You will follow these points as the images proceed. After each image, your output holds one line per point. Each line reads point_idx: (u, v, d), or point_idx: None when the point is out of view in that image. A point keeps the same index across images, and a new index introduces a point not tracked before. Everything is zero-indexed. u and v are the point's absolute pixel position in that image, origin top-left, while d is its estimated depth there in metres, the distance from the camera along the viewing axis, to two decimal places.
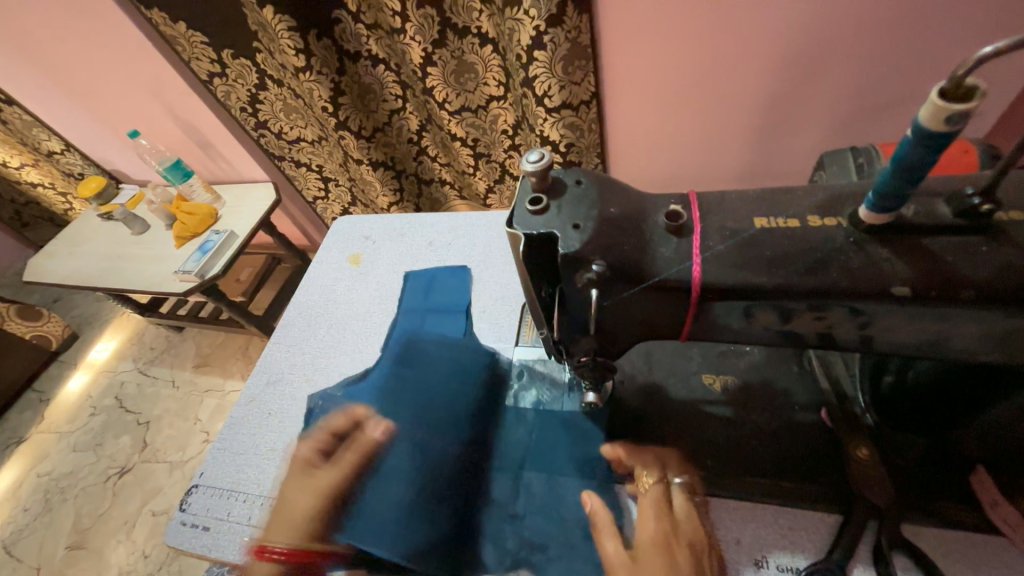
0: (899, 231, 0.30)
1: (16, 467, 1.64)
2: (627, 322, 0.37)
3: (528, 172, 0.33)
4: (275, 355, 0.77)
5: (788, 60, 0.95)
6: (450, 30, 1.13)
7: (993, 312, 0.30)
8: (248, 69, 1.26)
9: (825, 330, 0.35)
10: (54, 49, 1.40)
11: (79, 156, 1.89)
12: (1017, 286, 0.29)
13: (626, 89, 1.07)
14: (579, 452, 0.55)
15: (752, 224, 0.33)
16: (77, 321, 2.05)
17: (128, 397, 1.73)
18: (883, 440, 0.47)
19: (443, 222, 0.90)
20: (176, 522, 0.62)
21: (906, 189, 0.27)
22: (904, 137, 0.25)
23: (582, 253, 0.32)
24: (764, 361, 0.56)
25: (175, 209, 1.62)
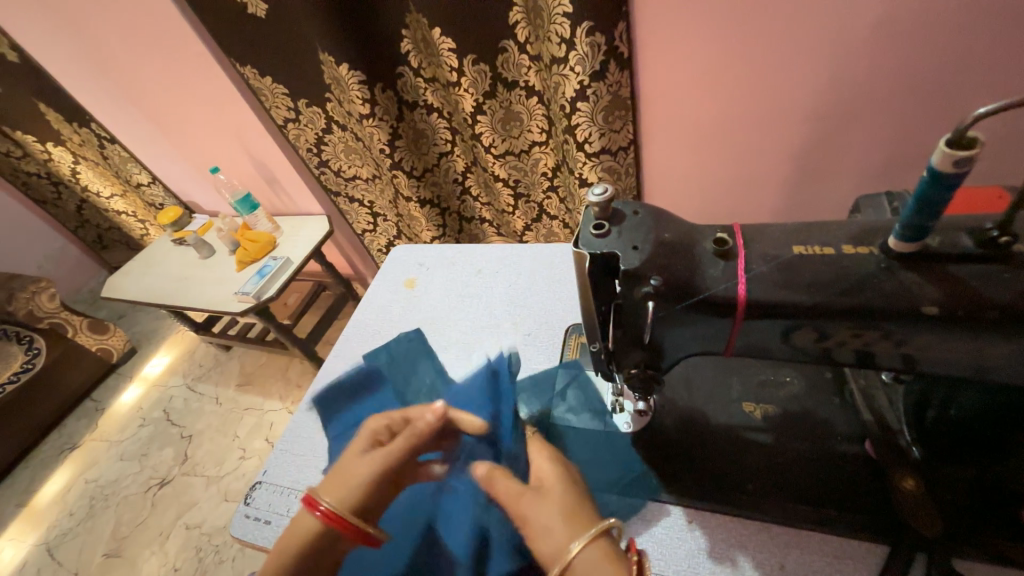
0: (924, 258, 0.34)
1: (65, 472, 1.79)
2: (672, 337, 0.41)
3: (592, 203, 0.39)
4: (332, 368, 0.84)
5: (818, 112, 1.01)
6: (500, 84, 1.25)
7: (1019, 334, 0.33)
8: (319, 116, 1.43)
9: (860, 348, 0.38)
10: (159, 98, 1.63)
11: (161, 188, 2.13)
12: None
13: (662, 136, 1.15)
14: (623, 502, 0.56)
15: (790, 251, 0.37)
16: (136, 337, 2.26)
17: (175, 410, 1.91)
18: (928, 473, 0.48)
19: (490, 252, 0.97)
20: (241, 515, 0.68)
21: (928, 222, 0.31)
22: (921, 178, 0.29)
23: (639, 270, 0.37)
24: (804, 391, 0.58)
25: (240, 236, 1.79)
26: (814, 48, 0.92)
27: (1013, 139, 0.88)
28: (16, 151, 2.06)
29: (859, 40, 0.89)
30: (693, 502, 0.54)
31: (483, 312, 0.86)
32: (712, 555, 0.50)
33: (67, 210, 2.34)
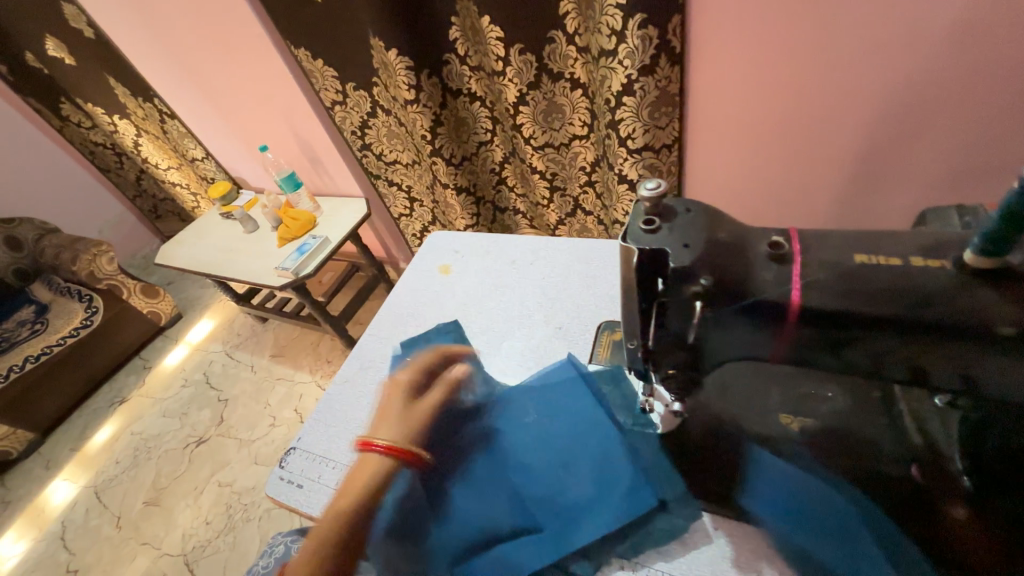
0: (1008, 277, 0.31)
1: (114, 424, 1.94)
2: (716, 340, 0.40)
3: (643, 197, 0.38)
4: (367, 345, 0.88)
5: (881, 119, 0.96)
6: (545, 74, 1.24)
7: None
8: (365, 99, 1.46)
9: (919, 369, 0.36)
10: (217, 77, 1.71)
11: (213, 164, 2.24)
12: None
13: (708, 135, 1.11)
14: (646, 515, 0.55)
15: (852, 259, 0.35)
16: (183, 303, 2.41)
17: (213, 374, 2.03)
18: (980, 504, 0.46)
19: (526, 243, 0.97)
20: (275, 476, 0.72)
21: (1016, 236, 0.28)
22: (1010, 191, 0.27)
23: (691, 268, 0.36)
24: (848, 409, 0.55)
25: (283, 213, 1.87)
26: (887, 47, 0.86)
27: None
28: (86, 121, 2.23)
29: (933, 42, 0.83)
30: (721, 511, 0.54)
31: (514, 302, 0.86)
32: (736, 565, 0.51)
33: (128, 179, 2.49)
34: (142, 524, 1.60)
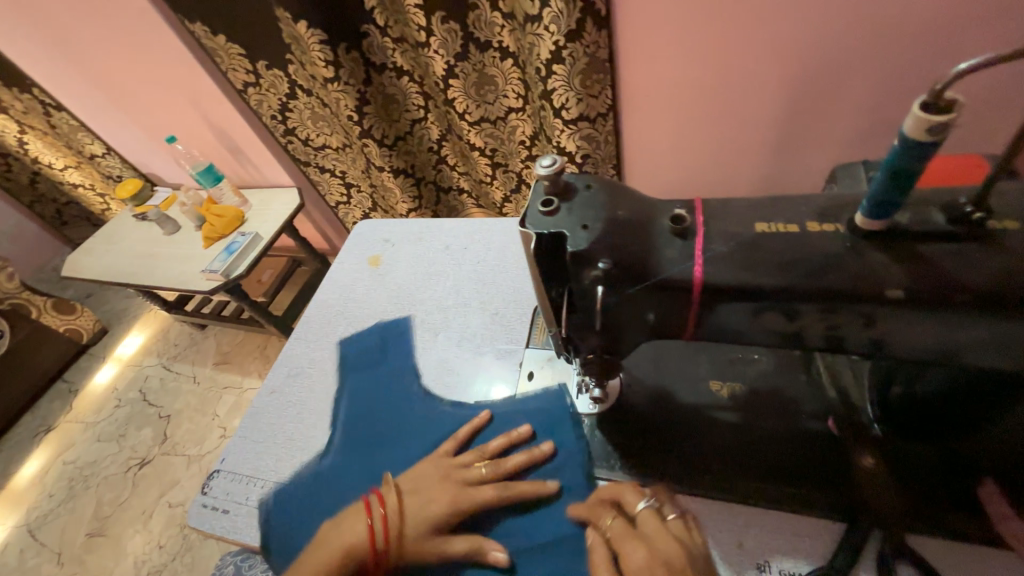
0: (893, 236, 0.31)
1: (42, 455, 1.77)
2: (632, 319, 0.38)
3: (541, 176, 0.35)
4: (294, 350, 0.81)
5: (804, 78, 0.96)
6: (472, 44, 1.17)
7: (971, 316, 0.31)
8: (280, 79, 1.32)
9: (830, 332, 0.35)
10: (102, 59, 1.50)
11: (118, 160, 2.00)
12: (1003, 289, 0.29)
13: (641, 102, 1.09)
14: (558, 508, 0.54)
15: (752, 229, 0.34)
16: (106, 316, 2.19)
17: (151, 391, 1.87)
18: (890, 451, 0.47)
19: (459, 227, 0.92)
20: (197, 504, 0.65)
21: (897, 197, 0.28)
22: (892, 147, 0.26)
23: (588, 251, 0.34)
24: (773, 369, 0.56)
25: (204, 210, 1.70)
26: (803, 3, 0.86)
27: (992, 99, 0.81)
28: None
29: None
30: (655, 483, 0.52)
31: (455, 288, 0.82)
32: None
33: (19, 182, 2.19)
34: (87, 558, 1.48)
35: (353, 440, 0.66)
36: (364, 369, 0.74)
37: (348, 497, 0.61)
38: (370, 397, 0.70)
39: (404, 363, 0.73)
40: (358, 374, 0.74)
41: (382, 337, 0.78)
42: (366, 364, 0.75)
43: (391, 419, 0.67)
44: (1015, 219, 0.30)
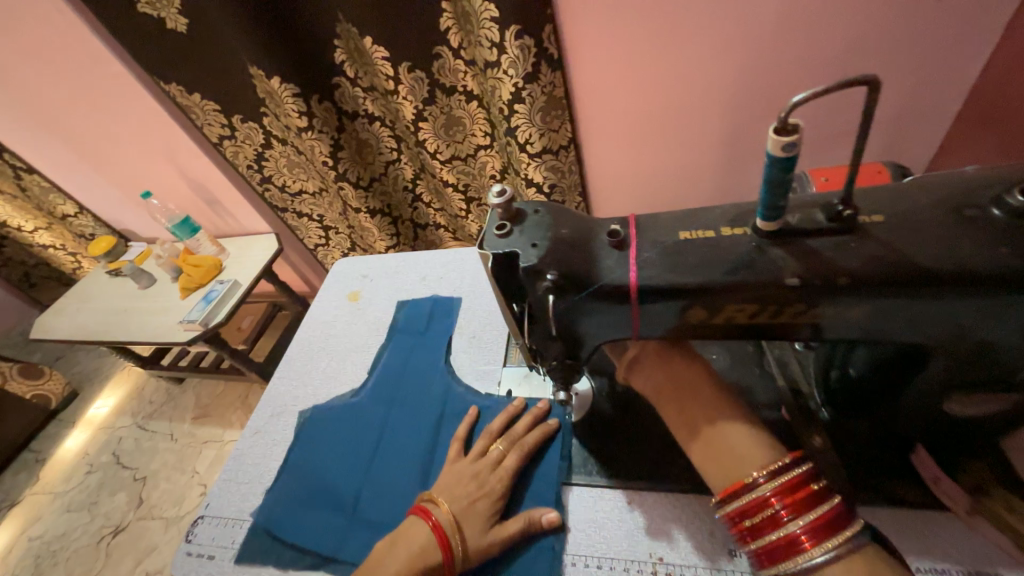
0: (788, 234, 0.37)
1: (7, 532, 1.66)
2: (585, 324, 0.42)
3: (494, 204, 0.41)
4: (277, 390, 0.82)
5: (739, 105, 1.06)
6: (438, 90, 1.25)
7: (862, 297, 0.36)
8: (256, 131, 1.37)
9: (752, 322, 0.40)
10: (78, 122, 1.54)
11: (90, 218, 2.00)
12: (878, 271, 0.35)
13: (598, 134, 1.18)
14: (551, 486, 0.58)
15: (677, 237, 0.39)
16: (77, 378, 2.12)
17: (125, 452, 1.80)
18: (835, 431, 0.51)
19: (434, 259, 0.96)
20: (181, 553, 0.65)
21: (781, 201, 0.33)
22: (766, 163, 0.31)
23: (539, 266, 0.38)
24: (729, 364, 0.60)
25: (182, 261, 1.70)
26: (729, 42, 0.96)
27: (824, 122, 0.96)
28: None
29: (763, 36, 0.94)
30: (631, 483, 0.55)
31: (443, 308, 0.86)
32: (650, 532, 0.52)
33: None
34: None
35: (376, 391, 0.76)
36: (407, 333, 0.83)
37: (348, 439, 0.70)
38: (404, 359, 0.79)
39: (440, 338, 0.81)
40: (402, 336, 0.83)
41: (432, 308, 0.87)
42: (409, 330, 0.83)
43: (413, 380, 0.75)
44: (881, 214, 0.37)
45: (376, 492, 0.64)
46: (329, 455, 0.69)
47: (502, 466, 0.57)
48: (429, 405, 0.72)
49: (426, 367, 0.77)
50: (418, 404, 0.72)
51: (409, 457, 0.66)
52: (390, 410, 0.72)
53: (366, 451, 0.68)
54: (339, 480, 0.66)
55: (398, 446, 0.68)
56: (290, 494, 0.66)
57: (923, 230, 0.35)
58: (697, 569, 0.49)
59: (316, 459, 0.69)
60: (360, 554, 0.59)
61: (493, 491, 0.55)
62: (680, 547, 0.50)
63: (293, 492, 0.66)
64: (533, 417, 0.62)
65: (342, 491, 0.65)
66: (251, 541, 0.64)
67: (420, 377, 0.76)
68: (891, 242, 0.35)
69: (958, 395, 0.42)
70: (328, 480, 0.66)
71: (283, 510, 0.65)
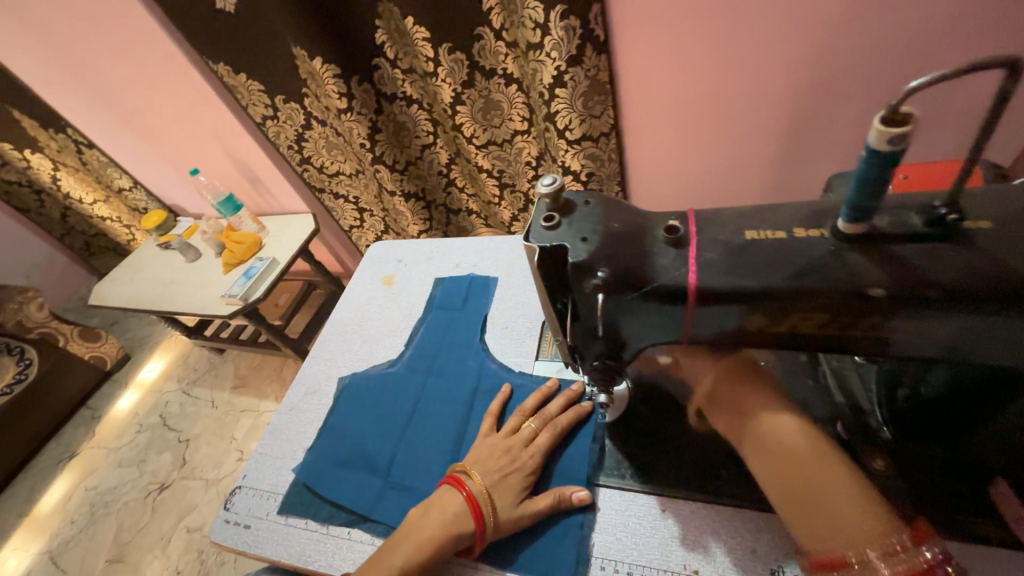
0: (873, 239, 0.33)
1: (67, 480, 1.81)
2: (631, 324, 0.40)
3: (542, 194, 0.38)
4: (312, 368, 0.84)
5: (800, 93, 0.98)
6: (477, 72, 1.22)
7: (956, 313, 0.32)
8: (298, 112, 1.39)
9: (819, 333, 0.36)
10: (134, 100, 1.60)
11: (144, 193, 2.10)
12: (979, 286, 0.31)
13: (642, 121, 1.13)
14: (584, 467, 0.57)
15: (741, 236, 0.36)
16: (130, 343, 2.26)
17: (171, 415, 1.91)
18: (899, 454, 0.47)
19: (468, 246, 0.95)
20: (220, 520, 0.67)
21: (871, 202, 0.30)
22: (860, 158, 0.28)
23: (588, 261, 0.36)
24: (780, 374, 0.56)
25: (225, 238, 1.77)
26: (793, 23, 0.89)
27: (932, 111, 0.85)
28: None
29: (833, 17, 0.87)
30: (667, 491, 0.53)
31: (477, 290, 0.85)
32: (685, 543, 0.50)
33: (53, 217, 2.30)
34: None
35: (412, 363, 0.77)
36: (444, 309, 0.83)
37: (385, 407, 0.72)
38: (440, 333, 0.79)
39: (476, 315, 0.80)
40: (439, 312, 0.83)
41: (468, 286, 0.87)
42: (446, 306, 0.84)
43: (449, 354, 0.76)
44: (986, 220, 0.32)
45: (410, 459, 0.65)
46: (367, 421, 0.71)
47: (535, 443, 0.58)
48: (461, 379, 0.72)
49: (460, 343, 0.77)
50: (452, 378, 0.72)
51: (442, 428, 0.67)
52: (424, 382, 0.73)
53: (400, 419, 0.70)
54: (376, 445, 0.68)
55: (431, 416, 0.69)
56: (331, 454, 0.69)
57: None
58: None
59: (353, 425, 0.71)
60: (393, 516, 0.60)
61: (525, 466, 0.56)
62: (717, 562, 0.48)
63: (333, 453, 0.69)
64: (568, 398, 0.62)
65: (378, 455, 0.67)
66: (288, 504, 0.66)
67: (454, 352, 0.76)
68: (998, 253, 0.31)
69: None
70: (363, 446, 0.68)
71: (320, 473, 0.67)
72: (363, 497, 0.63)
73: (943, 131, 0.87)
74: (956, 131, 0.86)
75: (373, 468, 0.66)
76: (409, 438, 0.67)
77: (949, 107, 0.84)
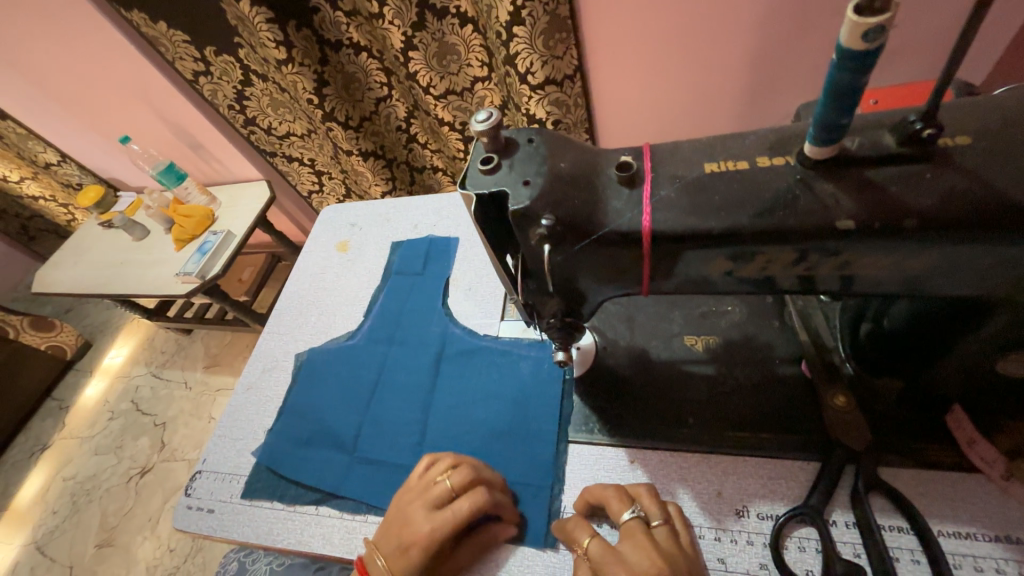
0: (842, 162, 0.30)
1: (41, 473, 1.75)
2: (589, 276, 0.37)
3: (478, 132, 0.33)
4: (269, 344, 0.79)
5: (772, 20, 0.92)
6: (428, 11, 1.10)
7: (929, 243, 0.29)
8: (232, 66, 1.24)
9: (787, 273, 0.34)
10: (39, 58, 1.40)
11: (75, 166, 1.90)
12: (957, 210, 0.28)
13: (609, 59, 1.05)
14: (552, 427, 0.57)
15: (701, 169, 0.32)
16: (88, 330, 2.13)
17: (143, 400, 1.84)
18: (860, 388, 0.47)
19: (427, 204, 0.89)
20: (182, 507, 0.65)
21: (843, 118, 0.26)
22: (831, 63, 0.24)
23: (532, 208, 0.32)
24: (745, 318, 0.55)
25: (172, 212, 1.63)
26: None
27: (907, 28, 0.80)
28: None
29: None
30: (635, 442, 0.52)
31: (437, 253, 0.80)
32: None
33: None
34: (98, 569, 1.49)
35: (374, 333, 0.73)
36: (404, 275, 0.79)
37: (348, 381, 0.69)
38: (401, 300, 0.75)
39: (437, 279, 0.76)
40: (399, 278, 0.78)
41: (427, 250, 0.82)
42: (406, 272, 0.79)
43: (411, 321, 0.72)
44: (967, 136, 0.29)
45: (376, 432, 0.63)
46: (330, 395, 0.68)
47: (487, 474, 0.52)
48: (425, 347, 0.69)
49: (422, 309, 0.73)
50: (414, 346, 0.69)
51: (408, 398, 0.64)
52: (386, 353, 0.70)
53: (365, 393, 0.67)
54: (340, 421, 0.65)
55: (396, 388, 0.66)
56: (293, 434, 0.66)
57: (1019, 158, 0.28)
58: (702, 529, 0.47)
59: (316, 401, 0.68)
60: (361, 491, 0.58)
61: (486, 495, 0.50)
62: (685, 507, 0.48)
63: (296, 432, 0.66)
64: None
65: (343, 431, 0.64)
66: (251, 489, 0.63)
67: (416, 318, 0.72)
68: (974, 172, 0.28)
69: (1013, 354, 0.37)
70: (328, 421, 0.65)
71: (284, 454, 0.64)
72: (329, 474, 0.61)
73: (914, 50, 0.83)
74: (926, 52, 0.83)
75: (338, 445, 0.63)
76: (374, 412, 0.64)
77: (922, 24, 0.79)
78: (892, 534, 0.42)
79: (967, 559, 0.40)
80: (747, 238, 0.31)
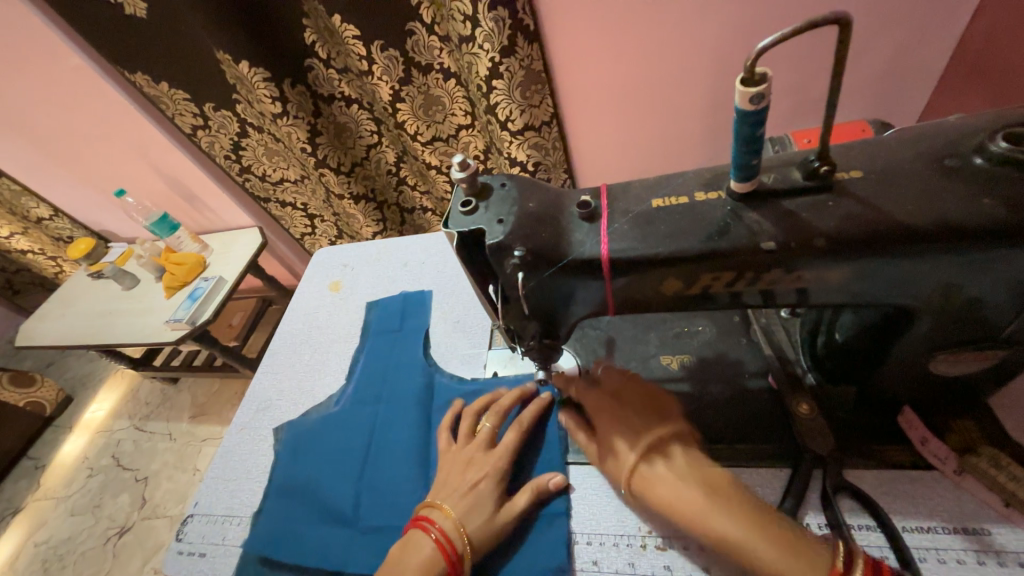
0: (761, 195, 0.35)
1: (12, 539, 1.66)
2: (559, 300, 0.41)
3: (458, 180, 0.39)
4: (262, 385, 0.81)
5: (722, 71, 1.04)
6: (414, 68, 1.19)
7: (843, 260, 0.35)
8: (229, 120, 1.31)
9: (731, 290, 0.39)
10: (41, 120, 1.47)
11: (67, 220, 1.94)
12: (858, 231, 0.34)
13: (582, 105, 1.14)
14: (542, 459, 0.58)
15: (649, 204, 0.38)
16: (70, 383, 2.09)
17: (125, 454, 1.79)
18: (821, 395, 0.51)
19: (416, 244, 0.95)
20: (173, 553, 0.64)
21: (753, 159, 0.32)
22: (734, 119, 0.30)
23: (506, 241, 0.37)
24: (716, 337, 0.59)
25: (163, 260, 1.66)
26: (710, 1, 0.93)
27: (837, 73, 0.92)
28: None
29: None
30: None
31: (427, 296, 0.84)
32: None
33: None
34: None
35: (363, 383, 0.75)
36: (387, 331, 0.81)
37: (342, 425, 0.70)
38: (389, 350, 0.78)
39: (420, 331, 0.79)
40: (385, 327, 0.81)
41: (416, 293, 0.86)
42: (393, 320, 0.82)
43: (402, 364, 0.75)
44: (860, 169, 0.35)
45: (370, 472, 0.64)
46: (323, 440, 0.69)
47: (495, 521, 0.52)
48: (417, 385, 0.72)
49: (413, 349, 0.76)
50: (406, 385, 0.72)
51: (400, 437, 0.66)
52: (380, 393, 0.72)
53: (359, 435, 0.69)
54: (333, 464, 0.66)
55: (390, 428, 0.68)
56: (284, 500, 0.64)
57: (903, 186, 0.34)
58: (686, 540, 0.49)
59: (309, 448, 0.69)
60: (364, 551, 0.57)
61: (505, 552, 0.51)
62: None
63: (286, 497, 0.64)
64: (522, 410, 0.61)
65: (336, 475, 0.65)
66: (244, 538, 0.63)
67: (408, 358, 0.75)
68: (869, 199, 0.34)
69: (941, 355, 0.42)
70: (322, 465, 0.67)
71: (277, 501, 0.65)
72: (324, 519, 0.61)
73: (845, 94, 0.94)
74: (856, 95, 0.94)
75: (331, 489, 0.64)
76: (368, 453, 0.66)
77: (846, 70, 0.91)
78: (862, 532, 0.45)
79: (931, 552, 0.43)
80: (691, 260, 0.36)
